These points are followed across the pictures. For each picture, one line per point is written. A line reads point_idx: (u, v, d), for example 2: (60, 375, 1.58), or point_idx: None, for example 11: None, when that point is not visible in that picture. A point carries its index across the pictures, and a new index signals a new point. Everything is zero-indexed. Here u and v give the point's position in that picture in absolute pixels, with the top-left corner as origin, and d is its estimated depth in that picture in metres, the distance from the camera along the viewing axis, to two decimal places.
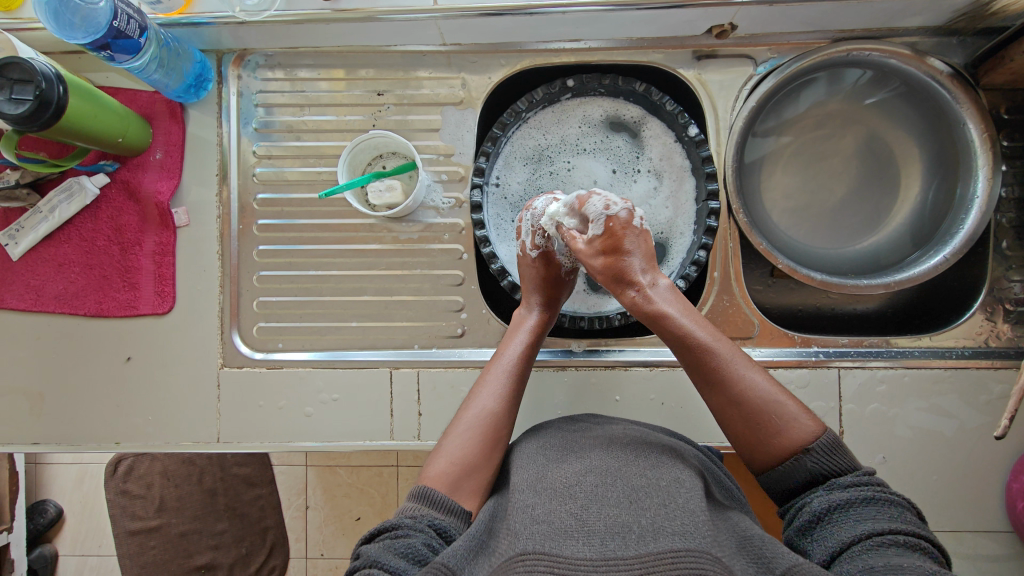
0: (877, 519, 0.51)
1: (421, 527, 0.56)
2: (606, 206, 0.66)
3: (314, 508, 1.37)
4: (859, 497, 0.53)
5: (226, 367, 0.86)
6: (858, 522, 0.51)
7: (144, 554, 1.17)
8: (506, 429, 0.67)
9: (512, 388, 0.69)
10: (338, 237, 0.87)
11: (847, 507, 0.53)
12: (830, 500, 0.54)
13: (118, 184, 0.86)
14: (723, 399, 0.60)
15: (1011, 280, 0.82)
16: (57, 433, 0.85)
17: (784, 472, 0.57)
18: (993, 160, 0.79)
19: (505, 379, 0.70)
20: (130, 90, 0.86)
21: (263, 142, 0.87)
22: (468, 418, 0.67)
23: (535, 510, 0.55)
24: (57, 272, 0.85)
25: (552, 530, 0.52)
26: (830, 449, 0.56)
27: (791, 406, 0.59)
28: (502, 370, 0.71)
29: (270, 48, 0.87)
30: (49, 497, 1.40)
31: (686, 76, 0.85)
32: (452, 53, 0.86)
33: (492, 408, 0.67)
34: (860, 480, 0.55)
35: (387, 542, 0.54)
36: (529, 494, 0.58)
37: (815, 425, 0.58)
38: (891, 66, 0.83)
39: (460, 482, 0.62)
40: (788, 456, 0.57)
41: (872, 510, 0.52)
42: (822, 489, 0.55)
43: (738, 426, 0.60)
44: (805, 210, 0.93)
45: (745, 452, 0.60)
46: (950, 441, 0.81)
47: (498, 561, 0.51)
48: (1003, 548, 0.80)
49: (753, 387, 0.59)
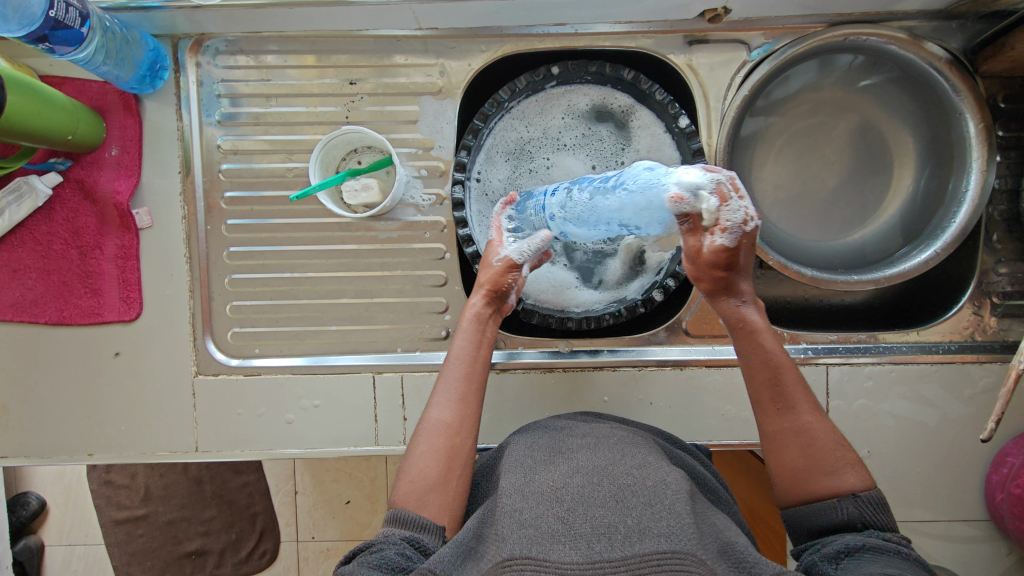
0: (910, 569, 0.49)
1: (396, 539, 0.55)
2: (747, 217, 0.53)
3: (302, 493, 1.30)
4: (896, 550, 0.51)
5: (201, 375, 0.82)
6: (889, 563, 0.49)
7: (132, 543, 1.24)
8: (466, 437, 0.63)
9: (461, 396, 0.65)
10: (314, 237, 0.83)
11: (881, 552, 0.51)
12: (863, 540, 0.52)
13: (72, 183, 0.80)
14: (778, 426, 0.62)
15: (999, 274, 0.82)
16: (25, 446, 0.82)
17: (826, 510, 0.57)
18: (987, 152, 0.77)
19: (452, 382, 0.66)
20: (77, 80, 0.79)
21: (228, 136, 0.82)
22: (426, 429, 0.64)
23: (523, 513, 0.53)
24: (12, 279, 0.80)
25: (540, 533, 0.51)
26: (875, 502, 0.56)
27: (845, 456, 0.59)
28: (459, 376, 0.66)
29: (230, 33, 0.80)
30: (30, 489, 1.36)
31: (675, 62, 0.81)
32: (429, 38, 0.81)
33: (442, 419, 0.64)
34: (897, 540, 0.53)
35: (363, 560, 0.53)
36: (515, 496, 0.56)
37: (863, 480, 0.58)
38: (888, 51, 0.80)
39: (426, 496, 0.59)
40: (829, 496, 0.58)
41: (905, 563, 0.50)
42: (855, 533, 0.54)
43: (783, 457, 0.61)
44: (796, 202, 0.91)
45: (785, 489, 0.61)
46: (935, 434, 0.81)
47: (486, 567, 0.49)
48: (980, 536, 0.83)
49: (808, 425, 0.61)
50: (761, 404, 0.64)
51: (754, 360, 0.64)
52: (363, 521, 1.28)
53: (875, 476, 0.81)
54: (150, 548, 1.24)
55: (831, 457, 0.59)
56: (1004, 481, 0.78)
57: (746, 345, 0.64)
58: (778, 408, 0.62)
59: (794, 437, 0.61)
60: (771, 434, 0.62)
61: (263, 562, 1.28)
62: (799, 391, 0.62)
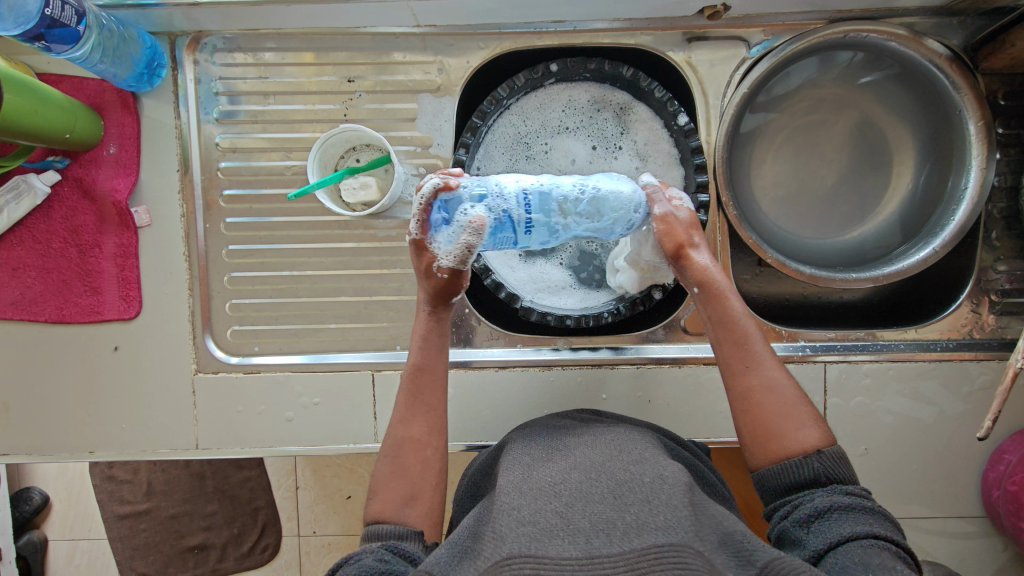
0: (875, 526, 0.51)
1: (372, 550, 0.53)
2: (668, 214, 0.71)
3: (304, 487, 1.29)
4: (860, 504, 0.53)
5: (201, 373, 0.83)
6: (857, 525, 0.51)
7: (137, 536, 1.24)
8: (436, 448, 0.64)
9: (417, 409, 0.65)
10: (314, 235, 0.83)
11: (849, 510, 0.53)
12: (831, 500, 0.54)
13: (71, 181, 0.80)
14: (745, 384, 0.62)
15: (998, 271, 0.82)
16: (27, 443, 0.82)
17: (792, 469, 0.57)
18: (987, 150, 0.77)
19: (406, 395, 0.66)
20: (74, 77, 0.79)
21: (226, 134, 0.82)
22: (392, 446, 0.63)
23: (521, 511, 0.53)
24: (11, 277, 0.80)
25: (539, 529, 0.50)
26: (838, 457, 0.57)
27: (805, 409, 0.60)
28: (411, 386, 0.66)
29: (228, 31, 0.80)
30: (34, 484, 1.36)
31: (675, 59, 0.81)
32: (427, 35, 0.80)
33: (406, 435, 0.64)
34: (859, 492, 0.55)
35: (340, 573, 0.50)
36: (514, 494, 0.56)
37: (825, 435, 0.59)
38: (888, 48, 0.80)
39: (404, 509, 0.60)
40: (797, 454, 0.58)
41: (870, 518, 0.52)
42: (822, 490, 0.55)
43: (752, 414, 0.61)
44: (794, 199, 0.91)
45: (755, 446, 0.60)
46: (932, 432, 0.82)
47: (483, 565, 0.49)
48: (975, 532, 0.83)
49: (771, 379, 0.62)
50: (726, 363, 0.64)
51: (723, 319, 0.64)
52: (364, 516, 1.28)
53: (872, 473, 0.82)
54: (152, 543, 1.25)
55: (797, 412, 0.60)
56: (1001, 478, 0.78)
57: (715, 304, 0.65)
58: (746, 368, 0.62)
59: (762, 393, 0.61)
60: (738, 394, 0.62)
61: (265, 556, 1.28)
62: (761, 347, 0.63)
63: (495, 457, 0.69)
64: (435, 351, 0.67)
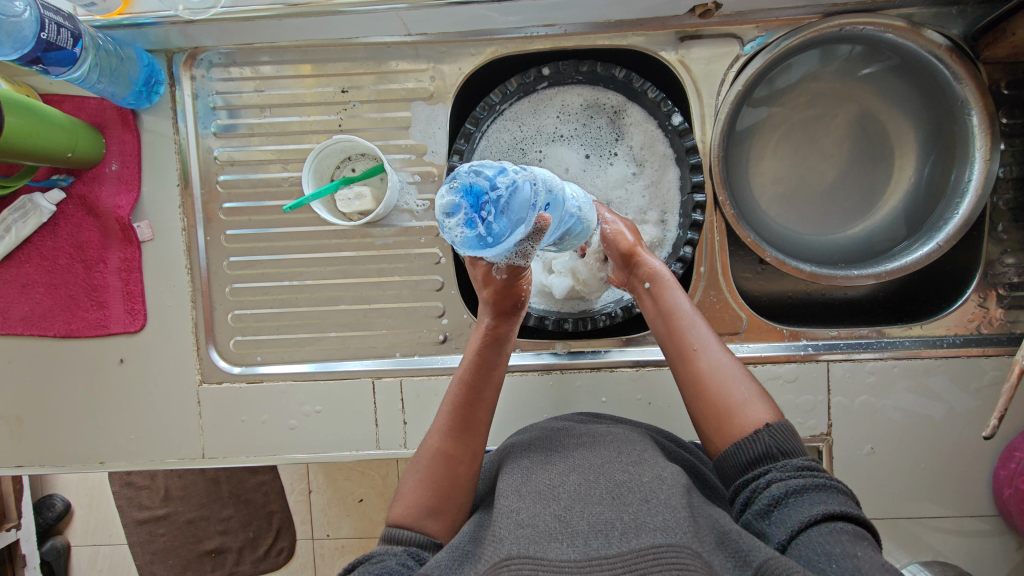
0: (830, 503, 0.50)
1: (396, 551, 0.55)
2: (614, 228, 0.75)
3: (317, 492, 1.31)
4: (814, 483, 0.53)
5: (205, 383, 0.84)
6: (814, 506, 0.50)
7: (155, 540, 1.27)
8: (469, 468, 0.63)
9: (461, 427, 0.65)
10: (312, 245, 0.84)
11: (803, 492, 0.52)
12: (787, 485, 0.53)
13: (75, 199, 0.82)
14: (692, 370, 0.64)
15: (1005, 265, 0.80)
16: (41, 454, 0.84)
17: (745, 450, 0.57)
18: (991, 141, 0.75)
19: (451, 409, 0.66)
20: (76, 97, 0.80)
21: (224, 147, 0.83)
22: (427, 457, 0.64)
23: (520, 513, 0.52)
24: (21, 292, 0.82)
25: (537, 532, 0.49)
26: (786, 429, 0.57)
27: (751, 390, 0.62)
28: (456, 400, 0.66)
29: (224, 46, 0.81)
30: (55, 492, 1.39)
31: (667, 59, 0.80)
32: (418, 43, 0.81)
33: (440, 446, 0.64)
34: (811, 466, 0.55)
35: (363, 570, 0.52)
36: (513, 498, 0.55)
37: (773, 411, 0.60)
38: (886, 40, 0.78)
39: (426, 519, 0.59)
40: (749, 431, 0.58)
41: (825, 495, 0.52)
42: (777, 471, 0.54)
43: (703, 397, 0.63)
44: (794, 196, 0.90)
45: (713, 430, 0.61)
46: (940, 429, 0.80)
47: (483, 568, 0.48)
48: (989, 532, 0.81)
49: (717, 363, 0.64)
50: (674, 352, 0.67)
51: (666, 310, 0.68)
52: (376, 518, 1.29)
53: (879, 472, 0.81)
54: (171, 547, 1.28)
55: (744, 388, 0.62)
56: (1012, 476, 0.76)
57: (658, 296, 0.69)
58: (693, 352, 0.65)
59: (710, 373, 0.63)
60: (686, 380, 0.64)
61: (280, 560, 1.30)
62: (705, 333, 0.66)
63: (495, 463, 0.68)
64: (491, 368, 0.67)
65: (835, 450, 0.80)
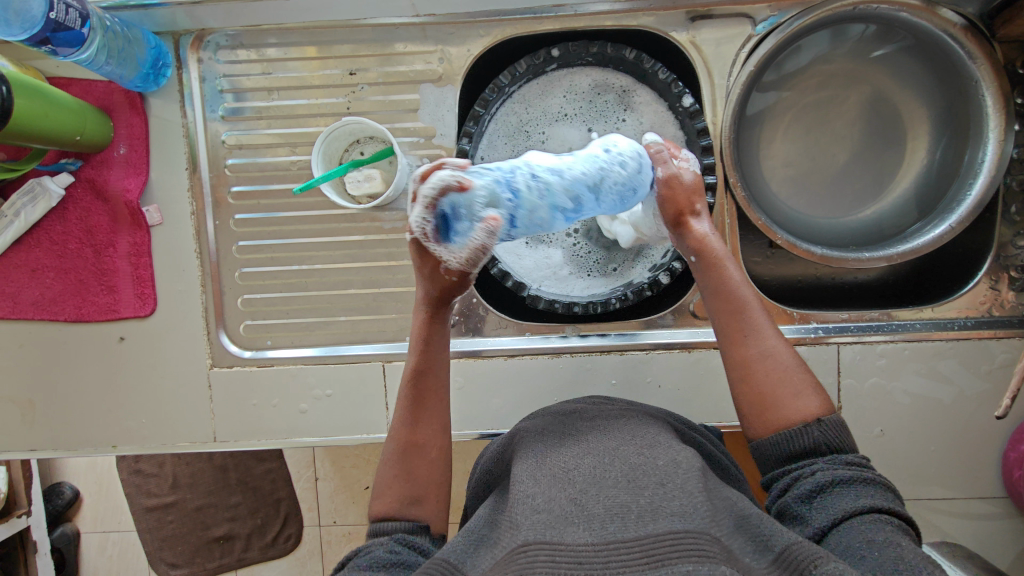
0: (877, 498, 0.51)
1: (382, 541, 0.55)
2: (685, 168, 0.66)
3: (324, 479, 1.31)
4: (861, 477, 0.53)
5: (216, 367, 0.84)
6: (859, 498, 0.51)
7: (164, 527, 1.28)
8: (441, 449, 0.64)
9: (418, 416, 0.64)
10: (320, 229, 0.83)
11: (850, 483, 0.52)
12: (833, 474, 0.53)
13: (84, 183, 0.82)
14: (744, 353, 0.61)
15: (1018, 247, 0.79)
16: (53, 439, 0.85)
17: (793, 437, 0.56)
18: (1005, 122, 0.74)
19: (405, 401, 0.64)
20: (83, 80, 0.80)
21: (232, 131, 0.83)
22: (395, 450, 0.63)
23: (536, 498, 0.52)
24: (31, 277, 0.82)
25: (554, 517, 0.49)
26: (838, 425, 0.56)
27: (806, 376, 0.59)
28: (414, 394, 0.64)
29: (230, 28, 0.81)
30: (65, 479, 1.40)
31: (678, 40, 0.79)
32: (427, 24, 0.80)
33: (412, 437, 0.63)
34: (860, 462, 0.54)
35: (351, 566, 0.52)
36: (528, 482, 0.55)
37: (822, 402, 0.58)
38: (900, 19, 0.77)
39: (414, 506, 0.59)
40: (796, 422, 0.57)
41: (872, 489, 0.52)
42: (824, 462, 0.54)
43: (751, 384, 0.60)
44: (804, 178, 0.89)
45: (745, 422, 0.59)
46: (950, 411, 0.80)
47: (500, 553, 0.48)
48: (998, 514, 0.82)
49: (775, 347, 0.60)
50: (724, 330, 0.62)
51: (719, 287, 0.63)
52: None
53: (888, 454, 0.81)
54: (180, 533, 1.29)
55: (795, 379, 0.59)
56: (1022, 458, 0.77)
57: (711, 273, 0.63)
58: (746, 335, 0.61)
59: (758, 360, 0.60)
60: (734, 363, 0.61)
61: (289, 545, 1.31)
62: (760, 314, 0.62)
63: (504, 447, 0.68)
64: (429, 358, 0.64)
65: (844, 432, 0.81)
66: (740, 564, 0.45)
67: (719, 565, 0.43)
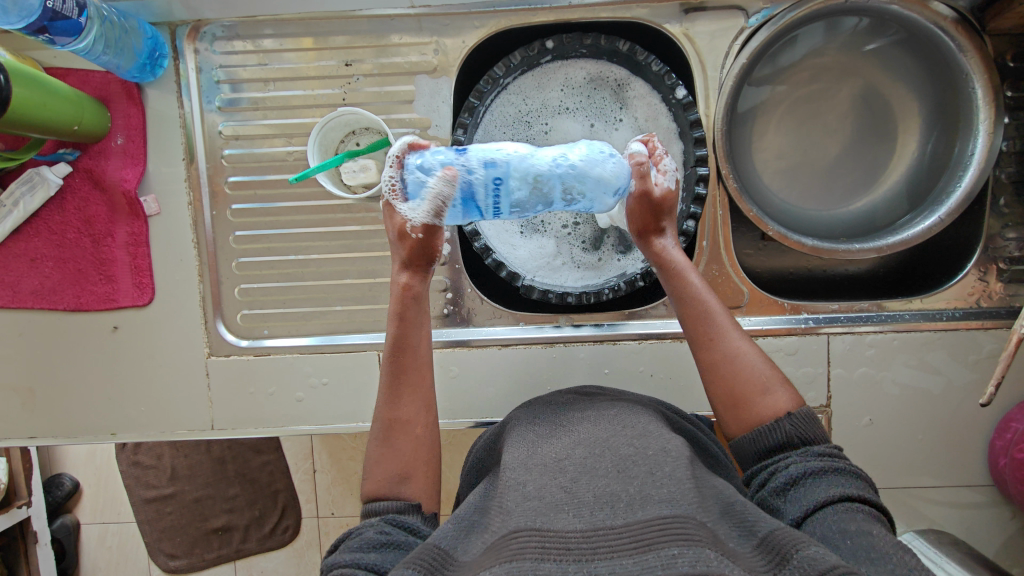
0: (848, 486, 0.52)
1: (374, 521, 0.56)
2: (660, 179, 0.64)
3: (321, 470, 1.33)
4: (832, 467, 0.54)
5: (213, 356, 0.85)
6: (831, 487, 0.52)
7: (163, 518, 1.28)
8: (426, 425, 0.64)
9: (400, 392, 0.64)
10: (316, 220, 0.84)
11: (822, 474, 0.53)
12: (805, 466, 0.54)
13: (82, 172, 0.82)
14: (711, 356, 0.62)
15: (1006, 238, 0.80)
16: (52, 427, 0.86)
17: (763, 434, 0.58)
18: (994, 114, 0.75)
19: (386, 376, 0.64)
20: (81, 70, 0.80)
21: (229, 121, 0.83)
22: (380, 429, 0.63)
23: (527, 486, 0.53)
24: (30, 267, 0.83)
25: (544, 505, 0.50)
26: (807, 418, 0.58)
27: (771, 374, 0.61)
28: (396, 365, 0.64)
29: (227, 18, 0.81)
30: (64, 470, 1.41)
31: (672, 32, 0.80)
32: (423, 16, 0.81)
33: (395, 414, 0.63)
34: (831, 452, 0.56)
35: (342, 548, 0.53)
36: (520, 472, 0.56)
37: (793, 398, 0.60)
38: (892, 12, 0.78)
39: (401, 484, 0.60)
40: (769, 418, 0.58)
41: (842, 479, 0.53)
42: (797, 455, 0.56)
43: (721, 384, 0.61)
44: (797, 171, 0.90)
45: (730, 413, 0.61)
46: (938, 401, 0.81)
47: (491, 539, 0.49)
48: (984, 502, 0.83)
49: (739, 351, 0.62)
50: (690, 336, 0.63)
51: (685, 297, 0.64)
52: None
53: (876, 443, 0.82)
54: (179, 523, 1.30)
55: (762, 377, 0.60)
56: (1008, 447, 0.78)
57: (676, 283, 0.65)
58: (711, 339, 0.62)
59: (726, 362, 0.61)
60: (703, 366, 0.63)
61: (285, 537, 1.33)
62: (724, 321, 0.63)
63: (497, 436, 0.69)
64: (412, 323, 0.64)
65: (834, 421, 0.82)
66: (726, 548, 0.46)
67: (704, 548, 0.44)
